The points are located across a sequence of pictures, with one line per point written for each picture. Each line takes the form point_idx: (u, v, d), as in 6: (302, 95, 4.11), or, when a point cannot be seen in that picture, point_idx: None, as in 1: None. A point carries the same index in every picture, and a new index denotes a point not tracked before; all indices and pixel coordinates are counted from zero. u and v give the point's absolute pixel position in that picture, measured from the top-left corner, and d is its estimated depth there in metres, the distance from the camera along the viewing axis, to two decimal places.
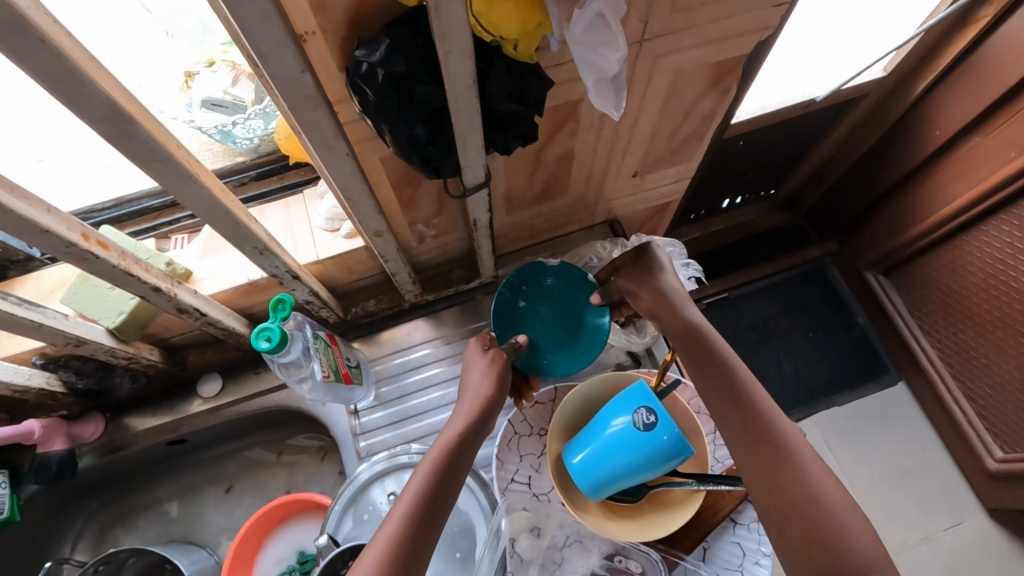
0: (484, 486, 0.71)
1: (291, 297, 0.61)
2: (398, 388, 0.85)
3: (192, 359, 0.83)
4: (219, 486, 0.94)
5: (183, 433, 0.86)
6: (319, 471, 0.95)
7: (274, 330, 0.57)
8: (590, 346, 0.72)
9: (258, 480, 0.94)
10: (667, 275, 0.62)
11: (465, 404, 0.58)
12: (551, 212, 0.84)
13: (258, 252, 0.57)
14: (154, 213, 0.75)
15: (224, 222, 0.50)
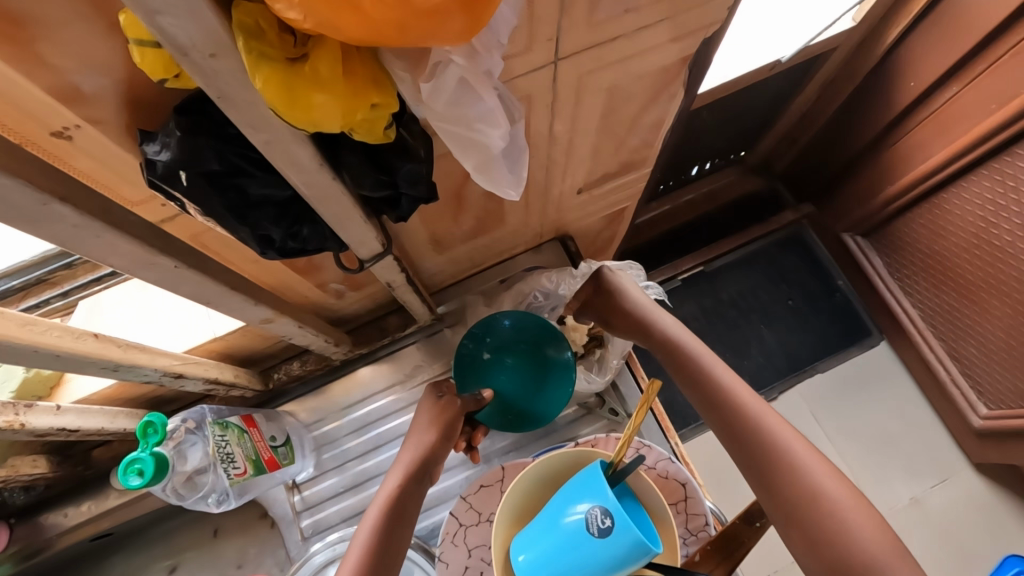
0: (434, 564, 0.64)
1: (165, 415, 0.51)
2: (339, 453, 0.75)
3: (96, 455, 0.73)
4: (163, 568, 0.86)
5: (106, 528, 0.77)
6: (270, 541, 0.87)
7: (146, 461, 0.47)
8: (563, 381, 0.66)
9: (205, 556, 0.86)
10: (633, 294, 0.64)
11: (404, 454, 0.56)
12: (491, 243, 0.73)
13: (108, 369, 0.45)
14: (18, 294, 0.57)
15: (39, 359, 0.39)
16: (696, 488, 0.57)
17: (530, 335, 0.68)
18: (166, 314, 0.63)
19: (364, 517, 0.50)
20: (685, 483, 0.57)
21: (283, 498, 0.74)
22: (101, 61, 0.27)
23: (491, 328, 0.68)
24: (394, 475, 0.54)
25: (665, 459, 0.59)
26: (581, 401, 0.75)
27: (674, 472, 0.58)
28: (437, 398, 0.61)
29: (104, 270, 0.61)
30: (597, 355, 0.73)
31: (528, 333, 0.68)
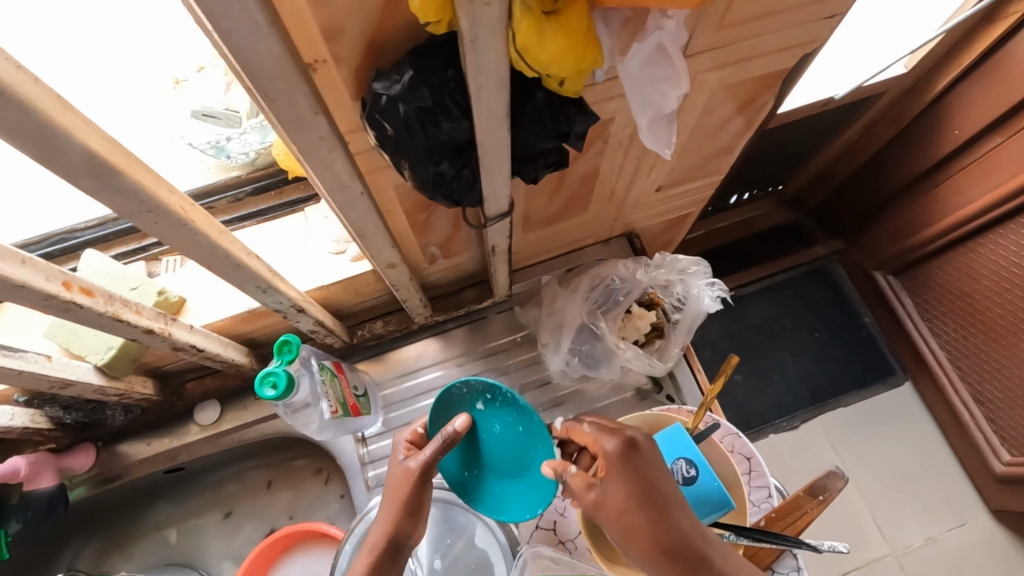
0: (503, 521, 0.65)
1: (298, 337, 0.58)
2: (406, 413, 0.80)
3: (189, 388, 0.79)
4: (217, 512, 0.90)
5: (181, 463, 0.82)
6: (322, 496, 0.91)
7: (280, 376, 0.53)
8: (533, 494, 0.55)
9: (258, 504, 0.91)
10: (654, 512, 0.44)
11: (374, 535, 0.51)
12: (570, 229, 0.79)
13: (257, 289, 0.51)
14: (140, 232, 0.69)
15: (225, 263, 0.45)
16: (759, 462, 0.61)
17: (525, 421, 0.55)
18: (279, 261, 0.69)
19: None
20: (750, 458, 0.61)
21: (352, 449, 0.79)
22: (369, 5, 0.33)
23: (474, 394, 0.55)
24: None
25: (732, 433, 0.62)
26: (636, 387, 0.81)
27: (740, 447, 0.61)
28: (403, 460, 0.53)
29: (219, 218, 0.71)
30: (659, 345, 0.78)
31: (515, 411, 0.55)
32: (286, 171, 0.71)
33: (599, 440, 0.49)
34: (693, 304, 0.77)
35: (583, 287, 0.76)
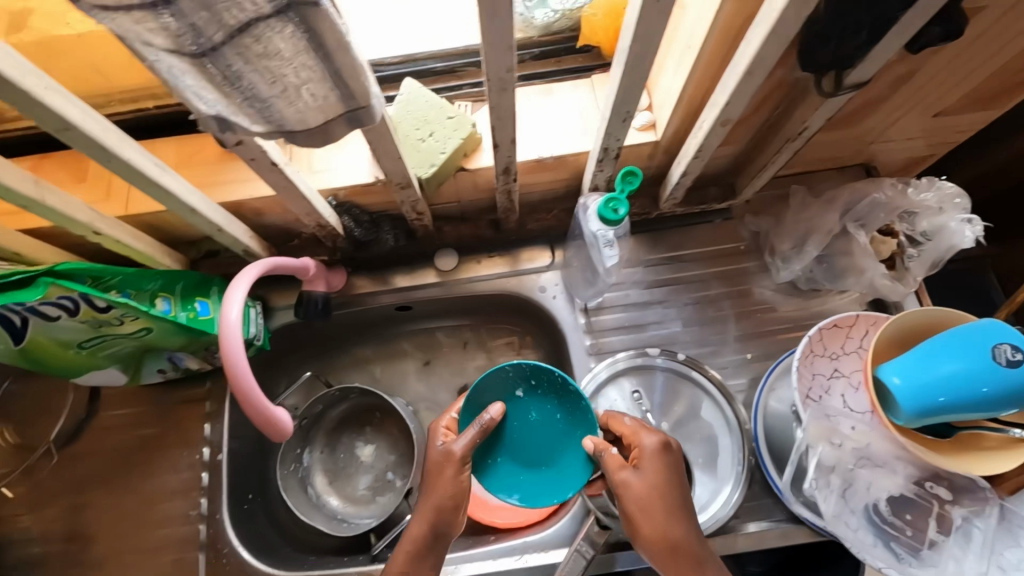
0: (729, 399, 0.74)
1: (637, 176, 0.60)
2: (624, 296, 0.85)
3: (448, 231, 0.86)
4: (417, 359, 0.99)
5: (409, 302, 0.87)
6: (513, 364, 0.97)
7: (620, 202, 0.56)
8: (558, 476, 0.64)
9: (458, 361, 0.99)
10: (671, 499, 0.57)
11: (414, 529, 0.61)
12: (830, 142, 0.78)
13: (619, 120, 0.56)
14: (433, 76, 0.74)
15: (635, 80, 0.50)
16: None
17: (547, 424, 0.66)
18: (568, 119, 0.72)
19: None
20: None
21: (573, 316, 0.85)
22: None
23: (519, 379, 0.66)
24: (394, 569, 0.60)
25: None
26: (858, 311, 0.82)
27: None
28: (439, 443, 0.63)
29: None
30: (899, 269, 0.77)
31: (558, 404, 0.66)
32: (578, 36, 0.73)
33: (621, 427, 0.63)
34: (944, 236, 0.73)
35: (841, 201, 0.77)
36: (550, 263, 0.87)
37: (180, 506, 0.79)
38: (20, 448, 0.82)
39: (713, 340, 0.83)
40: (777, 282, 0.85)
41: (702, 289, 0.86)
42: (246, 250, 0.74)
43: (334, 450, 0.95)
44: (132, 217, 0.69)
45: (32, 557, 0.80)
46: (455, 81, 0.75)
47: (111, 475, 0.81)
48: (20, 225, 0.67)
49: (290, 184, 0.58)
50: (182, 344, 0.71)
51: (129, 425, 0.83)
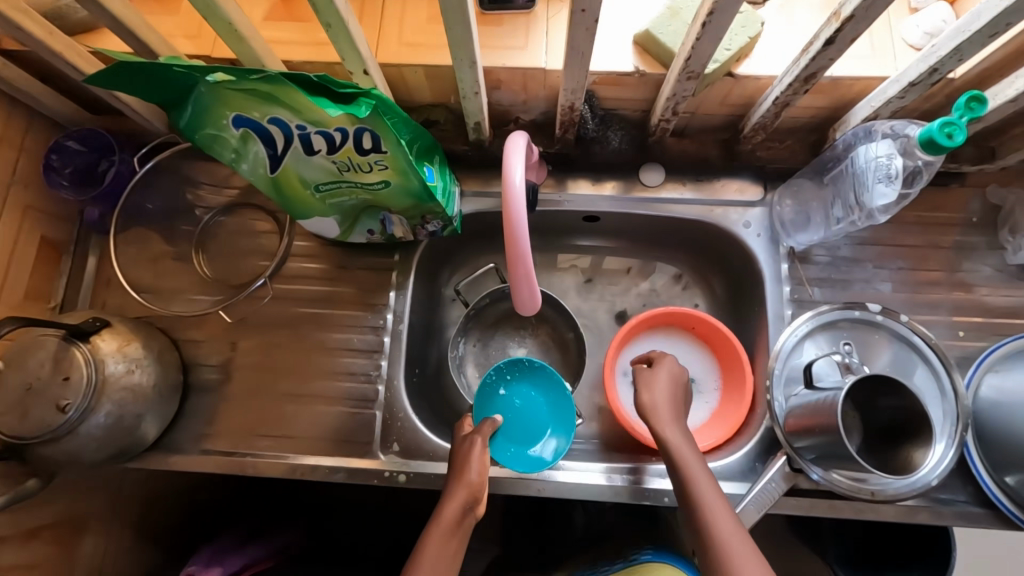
0: (951, 371, 0.70)
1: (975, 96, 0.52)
2: (831, 247, 0.80)
3: (671, 143, 0.83)
4: (579, 276, 0.96)
5: (601, 213, 0.83)
6: (677, 299, 0.94)
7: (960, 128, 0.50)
8: (537, 430, 0.77)
9: (618, 285, 0.95)
10: (659, 393, 0.69)
11: (447, 510, 0.61)
12: None
13: (986, 35, 0.50)
14: None
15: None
16: None
17: (518, 413, 0.78)
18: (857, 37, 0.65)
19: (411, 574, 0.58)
20: None
21: (775, 258, 0.80)
22: None
23: (500, 380, 0.80)
24: (435, 535, 0.60)
25: None
26: None
27: None
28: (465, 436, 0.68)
29: None
30: None
31: (534, 385, 0.81)
32: None
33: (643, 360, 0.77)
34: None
35: None
36: (760, 199, 0.82)
37: (358, 366, 0.81)
38: (213, 280, 0.84)
39: (922, 309, 0.78)
40: (1006, 263, 0.78)
41: (919, 256, 0.80)
42: (475, 126, 0.72)
43: (486, 346, 0.95)
44: (381, 67, 0.68)
45: (208, 382, 0.82)
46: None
47: (292, 323, 0.83)
48: (279, 55, 0.66)
49: (590, 51, 0.55)
50: (404, 208, 0.71)
51: (315, 280, 0.84)
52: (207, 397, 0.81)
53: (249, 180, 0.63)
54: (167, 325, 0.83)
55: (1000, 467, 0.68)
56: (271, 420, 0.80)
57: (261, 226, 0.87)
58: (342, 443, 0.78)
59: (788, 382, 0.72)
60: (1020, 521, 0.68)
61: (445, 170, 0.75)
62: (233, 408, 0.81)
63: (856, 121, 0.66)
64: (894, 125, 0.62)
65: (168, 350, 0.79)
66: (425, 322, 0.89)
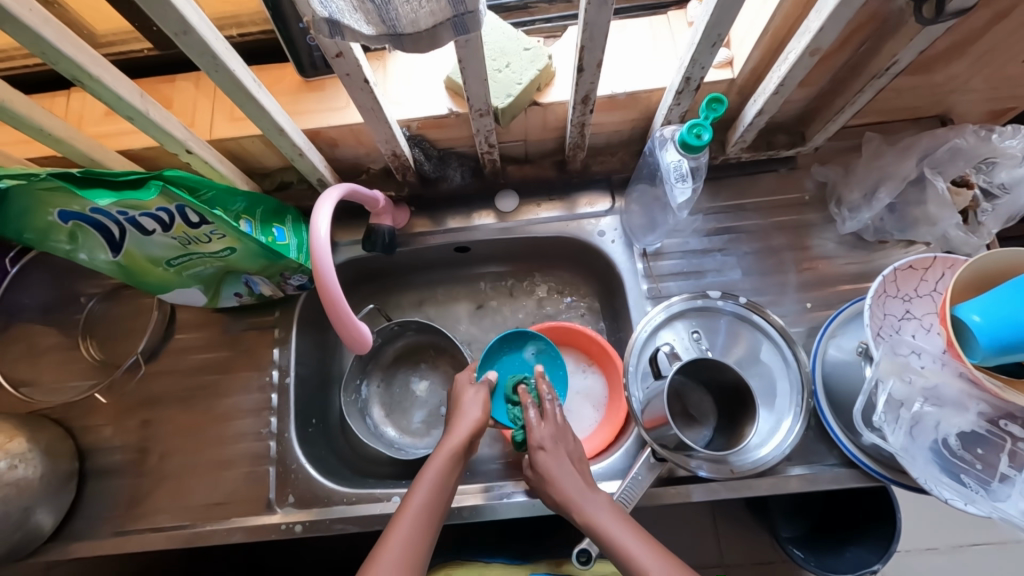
0: (790, 343, 0.75)
1: (721, 96, 0.60)
2: (683, 243, 0.85)
3: (512, 171, 0.88)
4: (470, 303, 0.97)
5: (469, 242, 0.87)
6: (563, 310, 0.95)
7: (707, 129, 0.58)
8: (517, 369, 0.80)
9: (508, 306, 0.96)
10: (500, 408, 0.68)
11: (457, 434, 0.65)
12: (907, 90, 0.76)
13: (709, 44, 0.56)
14: (505, 13, 0.74)
15: (729, 5, 0.50)
16: None
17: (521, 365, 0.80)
18: (642, 53, 0.70)
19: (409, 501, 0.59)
20: None
21: (632, 260, 0.84)
22: None
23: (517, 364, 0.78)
24: (445, 452, 0.63)
25: None
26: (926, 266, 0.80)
27: None
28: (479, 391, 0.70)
29: (573, 12, 0.73)
30: (974, 219, 0.76)
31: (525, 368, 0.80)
32: None
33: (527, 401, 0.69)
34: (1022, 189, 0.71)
35: (922, 146, 0.76)
36: (611, 208, 0.87)
37: (251, 425, 0.82)
38: (101, 363, 0.86)
39: (772, 288, 0.82)
40: (841, 233, 0.83)
41: (762, 238, 0.84)
42: (319, 181, 0.77)
43: (390, 384, 0.96)
44: (215, 143, 0.72)
45: (109, 465, 0.82)
46: (528, 17, 0.74)
47: (183, 393, 0.85)
48: (115, 146, 0.70)
49: (376, 105, 0.60)
50: (259, 268, 0.74)
51: (203, 348, 0.86)
52: (110, 480, 0.82)
53: (94, 268, 0.67)
54: (62, 415, 0.84)
55: (851, 427, 0.71)
56: (173, 492, 0.80)
57: (146, 303, 0.89)
58: (243, 504, 0.79)
59: (643, 377, 0.75)
60: (880, 476, 0.70)
61: (300, 226, 0.79)
62: (129, 489, 0.81)
63: (656, 127, 0.72)
64: (674, 129, 0.68)
65: (58, 440, 0.80)
66: (319, 371, 0.91)
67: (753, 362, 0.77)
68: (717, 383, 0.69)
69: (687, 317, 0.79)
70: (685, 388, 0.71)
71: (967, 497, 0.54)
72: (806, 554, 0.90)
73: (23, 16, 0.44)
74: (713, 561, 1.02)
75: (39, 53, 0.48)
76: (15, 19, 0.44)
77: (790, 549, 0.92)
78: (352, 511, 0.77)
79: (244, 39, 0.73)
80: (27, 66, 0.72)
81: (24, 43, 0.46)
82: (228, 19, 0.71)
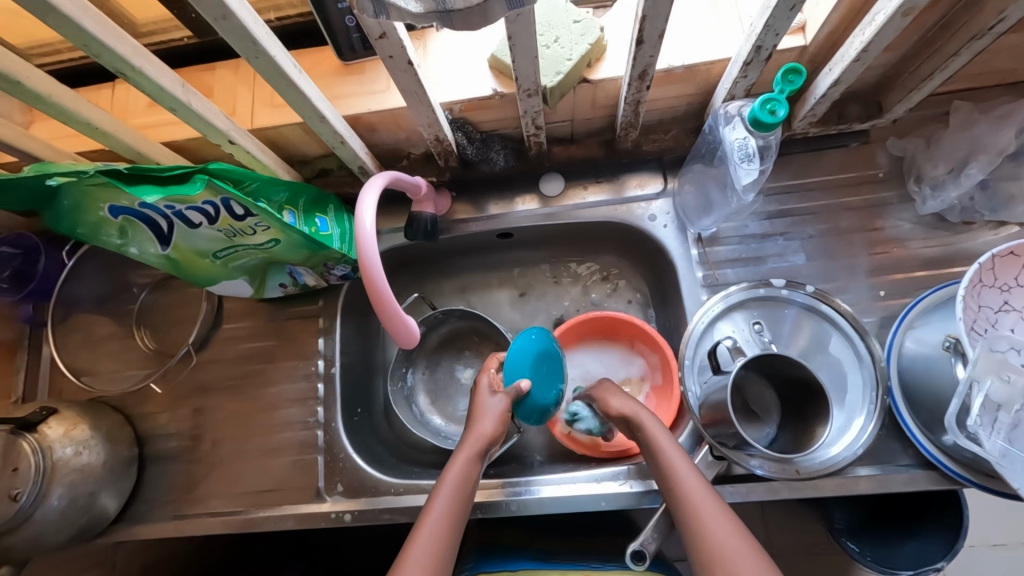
0: (863, 335, 0.70)
1: (799, 66, 0.54)
2: (742, 227, 0.79)
3: (557, 152, 0.84)
4: (512, 291, 0.94)
5: (512, 229, 0.84)
6: (610, 297, 0.91)
7: (782, 103, 0.53)
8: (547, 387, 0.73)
9: (552, 294, 0.93)
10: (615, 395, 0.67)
11: (471, 441, 0.63)
12: (1007, 52, 0.67)
13: (787, 8, 0.50)
14: None
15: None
16: None
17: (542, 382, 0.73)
18: (703, 21, 0.64)
19: (430, 503, 0.58)
20: None
21: (687, 246, 0.79)
22: None
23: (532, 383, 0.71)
24: (463, 456, 0.62)
25: None
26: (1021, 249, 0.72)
27: None
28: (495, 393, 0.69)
29: None
30: None
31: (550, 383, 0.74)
32: None
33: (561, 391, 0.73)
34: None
35: (1021, 115, 0.68)
36: (662, 190, 0.81)
37: (298, 414, 0.83)
38: (155, 352, 0.88)
39: (840, 274, 0.76)
40: (920, 214, 0.76)
41: (830, 220, 0.78)
42: (360, 169, 0.75)
43: (434, 372, 0.95)
44: (257, 133, 0.71)
45: (165, 451, 0.85)
46: None
47: (233, 382, 0.86)
48: (159, 138, 0.70)
49: (419, 88, 0.57)
50: (303, 259, 0.74)
51: (250, 338, 0.87)
52: (167, 465, 0.84)
53: (144, 262, 0.67)
54: (120, 402, 0.87)
55: (932, 427, 0.65)
56: (226, 478, 0.82)
57: (194, 293, 0.90)
58: (293, 492, 0.80)
59: (701, 370, 0.71)
60: (962, 478, 0.65)
61: (343, 215, 0.78)
62: (185, 475, 0.83)
63: (717, 102, 0.67)
64: (740, 104, 0.62)
65: (118, 427, 0.82)
66: (363, 360, 0.90)
67: (819, 354, 0.72)
68: (782, 379, 0.64)
69: (749, 308, 0.74)
70: (747, 382, 0.68)
71: None
72: (862, 546, 0.84)
73: (63, 6, 0.43)
74: (764, 556, 0.99)
75: (82, 45, 0.47)
76: (56, 11, 0.42)
77: (845, 542, 0.85)
78: (399, 502, 0.77)
79: (282, 23, 0.71)
80: (72, 59, 0.72)
81: (65, 34, 0.45)
82: (265, 3, 0.69)
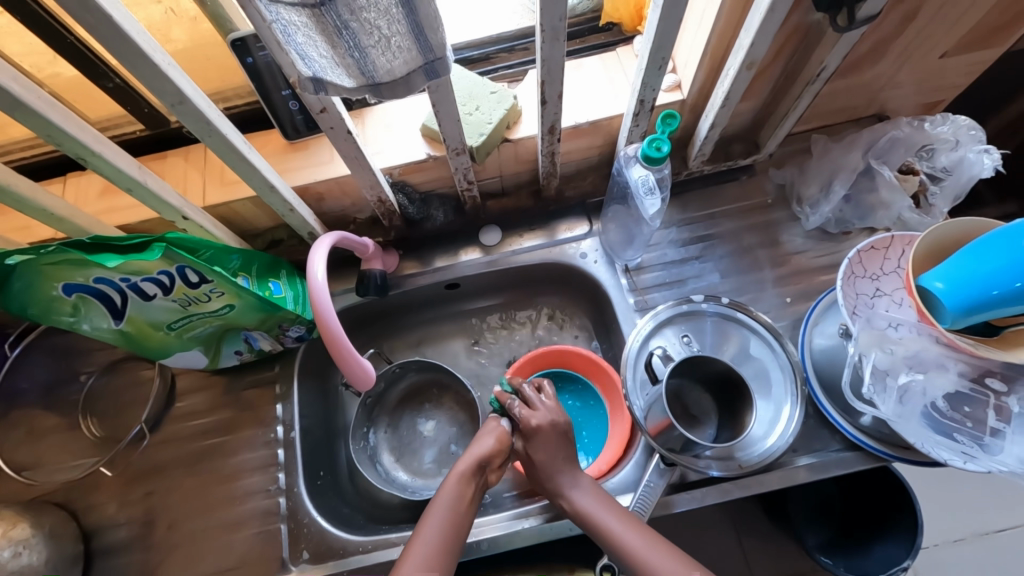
0: (777, 336, 0.79)
1: (674, 112, 0.66)
2: (662, 255, 0.89)
3: (491, 206, 0.93)
4: (466, 339, 0.98)
5: (457, 278, 0.91)
6: (557, 334, 0.97)
7: (664, 141, 0.64)
8: None
9: (504, 337, 0.98)
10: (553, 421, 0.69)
11: (463, 463, 0.67)
12: (843, 93, 0.83)
13: (655, 68, 0.62)
14: (470, 64, 0.81)
15: (667, 31, 0.56)
16: None
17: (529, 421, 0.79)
18: (600, 87, 0.76)
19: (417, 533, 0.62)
20: None
21: (617, 276, 0.88)
22: None
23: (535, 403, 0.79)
24: (452, 481, 0.66)
25: None
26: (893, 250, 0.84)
27: None
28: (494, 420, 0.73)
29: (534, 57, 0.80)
30: (924, 202, 0.82)
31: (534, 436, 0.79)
32: (599, 18, 0.79)
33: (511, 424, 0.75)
34: (962, 169, 0.78)
35: (864, 141, 0.83)
36: (589, 230, 0.91)
37: (258, 482, 0.82)
38: (102, 440, 0.86)
39: (751, 288, 0.86)
40: (807, 229, 0.88)
41: (735, 242, 0.89)
42: (310, 234, 0.81)
43: (397, 429, 0.96)
44: (210, 209, 0.76)
45: (115, 543, 0.80)
46: (490, 66, 0.81)
47: (189, 459, 0.84)
48: (113, 221, 0.74)
49: (359, 154, 0.65)
50: (258, 322, 0.77)
51: (204, 412, 0.87)
52: (117, 559, 0.80)
53: (98, 338, 0.69)
54: (63, 498, 0.82)
55: (848, 409, 0.72)
56: (182, 562, 0.78)
57: (146, 374, 0.90)
58: (257, 566, 0.77)
59: (643, 386, 0.77)
60: (886, 454, 0.71)
61: (295, 279, 0.82)
62: (136, 567, 0.79)
63: (620, 148, 0.78)
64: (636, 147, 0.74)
65: (62, 523, 0.78)
66: (323, 423, 0.91)
67: (744, 358, 0.80)
68: (712, 380, 0.71)
69: (677, 323, 0.82)
70: (684, 390, 0.73)
71: (963, 455, 0.58)
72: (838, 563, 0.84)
73: (32, 102, 0.48)
74: None
75: (47, 136, 0.52)
76: (25, 106, 0.48)
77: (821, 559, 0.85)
78: (369, 559, 0.75)
79: (231, 111, 0.78)
80: (24, 157, 0.76)
81: (30, 126, 0.50)
82: (215, 95, 0.76)
